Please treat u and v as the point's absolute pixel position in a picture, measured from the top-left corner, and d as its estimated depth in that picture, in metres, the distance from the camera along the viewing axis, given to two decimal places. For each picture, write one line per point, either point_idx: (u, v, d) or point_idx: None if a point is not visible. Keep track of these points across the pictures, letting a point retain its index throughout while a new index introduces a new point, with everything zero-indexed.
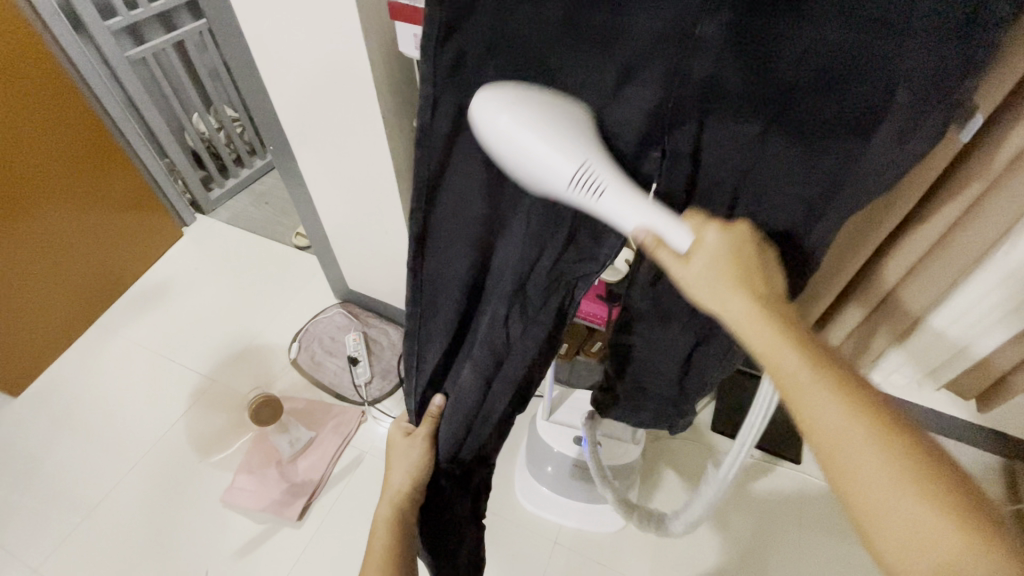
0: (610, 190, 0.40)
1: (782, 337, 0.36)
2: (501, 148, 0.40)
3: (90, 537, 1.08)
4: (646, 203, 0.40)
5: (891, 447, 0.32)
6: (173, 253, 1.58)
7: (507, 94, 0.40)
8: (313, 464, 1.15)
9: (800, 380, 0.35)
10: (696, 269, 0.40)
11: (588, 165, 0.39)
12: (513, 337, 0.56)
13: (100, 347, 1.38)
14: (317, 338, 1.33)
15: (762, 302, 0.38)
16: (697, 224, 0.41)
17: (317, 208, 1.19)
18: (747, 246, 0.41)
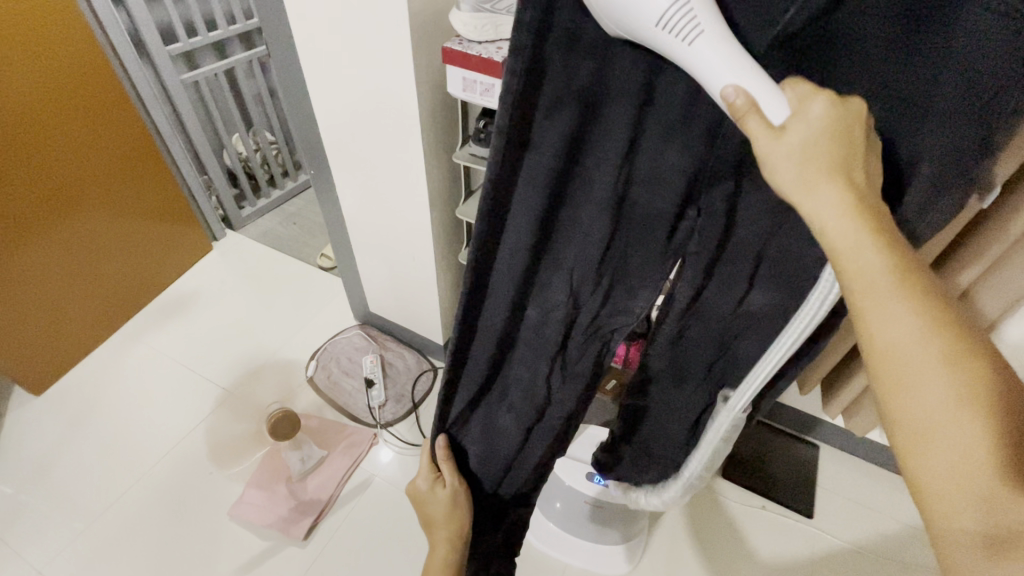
0: (707, 34, 0.31)
1: (872, 240, 0.30)
2: None
3: (92, 546, 1.07)
4: (744, 58, 0.32)
5: (953, 364, 0.30)
6: (202, 265, 1.63)
7: None
8: (323, 483, 1.15)
9: (878, 285, 0.30)
10: (788, 144, 0.31)
11: (691, 3, 0.31)
12: (553, 389, 0.63)
13: (124, 352, 1.41)
14: (335, 357, 1.36)
15: (858, 196, 0.31)
16: (802, 92, 0.32)
17: (349, 231, 1.23)
18: (856, 127, 0.32)
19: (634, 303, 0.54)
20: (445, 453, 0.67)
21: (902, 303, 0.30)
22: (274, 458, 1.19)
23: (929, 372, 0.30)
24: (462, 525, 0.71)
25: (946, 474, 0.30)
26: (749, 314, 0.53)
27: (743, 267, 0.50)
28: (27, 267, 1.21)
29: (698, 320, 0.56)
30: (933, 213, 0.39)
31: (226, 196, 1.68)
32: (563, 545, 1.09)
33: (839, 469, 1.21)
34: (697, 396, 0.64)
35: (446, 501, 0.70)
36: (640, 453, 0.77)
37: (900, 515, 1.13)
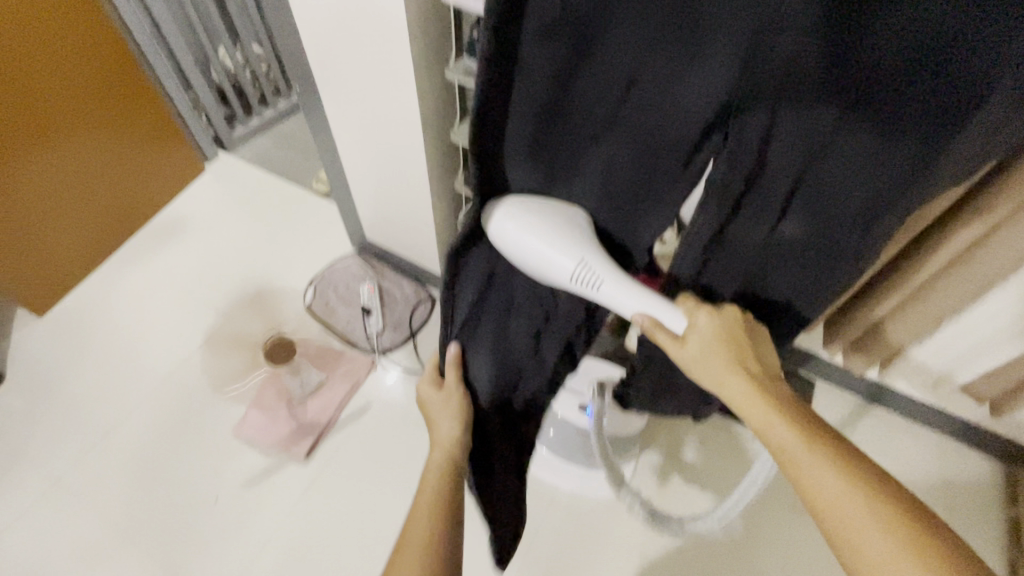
0: (605, 285, 0.57)
1: (776, 415, 0.51)
2: (507, 243, 0.56)
3: (105, 460, 1.12)
4: (641, 295, 0.58)
5: (873, 502, 0.45)
6: (195, 188, 1.58)
7: (513, 206, 0.55)
8: (323, 406, 1.18)
9: (796, 453, 0.49)
10: (690, 347, 0.57)
11: (586, 261, 0.56)
12: (561, 301, 0.67)
13: (122, 275, 1.40)
14: (332, 285, 1.33)
15: (751, 378, 0.54)
16: (690, 309, 0.59)
17: (341, 154, 1.17)
18: (733, 329, 0.58)
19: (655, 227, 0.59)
20: (455, 359, 0.65)
21: (818, 460, 0.48)
22: (274, 382, 1.21)
23: (866, 525, 0.44)
24: (459, 429, 0.66)
25: None
26: (780, 240, 0.57)
27: (778, 194, 0.51)
28: (16, 187, 1.18)
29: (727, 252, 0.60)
30: (1008, 120, 0.42)
31: (216, 115, 1.59)
32: (554, 470, 1.13)
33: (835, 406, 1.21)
34: None
35: (441, 404, 0.67)
36: (657, 381, 0.78)
37: (892, 451, 1.14)
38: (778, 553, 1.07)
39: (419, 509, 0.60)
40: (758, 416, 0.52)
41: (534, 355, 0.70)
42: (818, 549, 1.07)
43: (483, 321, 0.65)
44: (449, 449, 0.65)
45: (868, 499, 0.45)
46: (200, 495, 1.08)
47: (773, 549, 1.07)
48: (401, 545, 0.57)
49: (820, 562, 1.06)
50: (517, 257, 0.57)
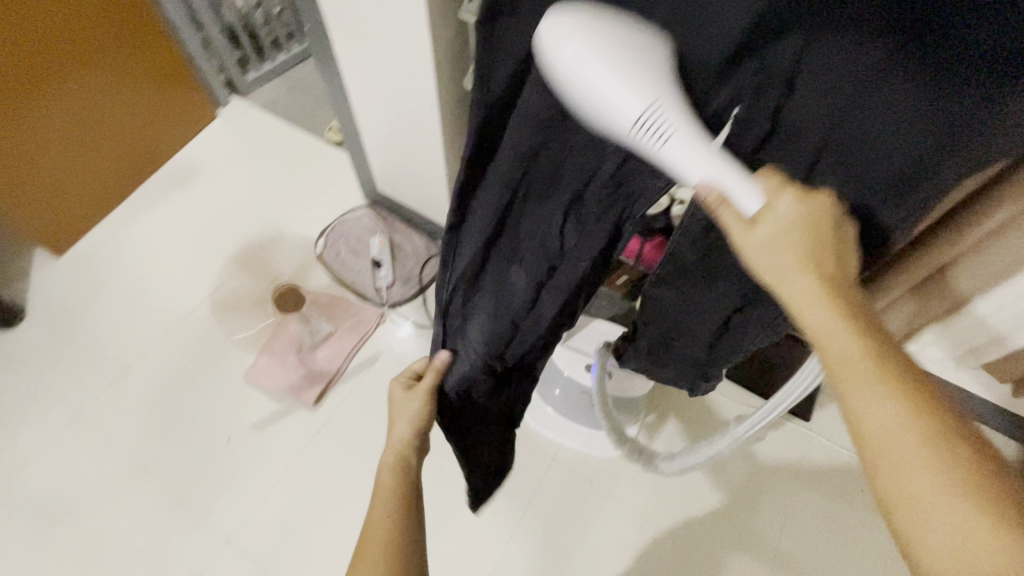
0: (677, 137, 0.38)
1: (842, 327, 0.39)
2: (562, 68, 0.38)
3: (123, 398, 1.15)
4: (718, 157, 0.39)
5: (939, 442, 0.36)
6: (208, 133, 1.56)
7: (576, 19, 0.37)
8: (332, 355, 1.20)
9: (856, 366, 0.38)
10: (760, 234, 0.41)
11: (659, 106, 0.37)
12: (566, 246, 0.54)
13: (136, 219, 1.41)
14: (343, 237, 1.32)
15: (825, 279, 0.40)
16: (773, 187, 0.41)
17: (353, 101, 1.13)
18: (820, 221, 0.41)
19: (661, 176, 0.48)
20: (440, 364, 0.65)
21: (878, 383, 0.37)
22: (285, 329, 1.23)
23: (916, 459, 0.36)
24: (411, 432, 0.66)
25: (941, 544, 0.35)
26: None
27: (800, 155, 0.41)
28: (25, 124, 1.17)
29: None
30: None
31: (228, 57, 1.54)
32: (559, 428, 1.14)
33: None
34: (736, 292, 0.57)
35: (407, 409, 0.67)
36: (657, 344, 0.73)
37: None
38: (778, 517, 1.08)
39: (375, 506, 0.63)
40: (815, 322, 0.40)
41: (529, 310, 0.59)
42: (817, 516, 1.08)
43: (486, 270, 0.58)
44: (398, 451, 0.66)
45: (929, 432, 0.36)
46: (212, 435, 1.11)
47: (773, 514, 1.08)
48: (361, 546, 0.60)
49: (819, 528, 1.07)
50: (564, 93, 0.39)
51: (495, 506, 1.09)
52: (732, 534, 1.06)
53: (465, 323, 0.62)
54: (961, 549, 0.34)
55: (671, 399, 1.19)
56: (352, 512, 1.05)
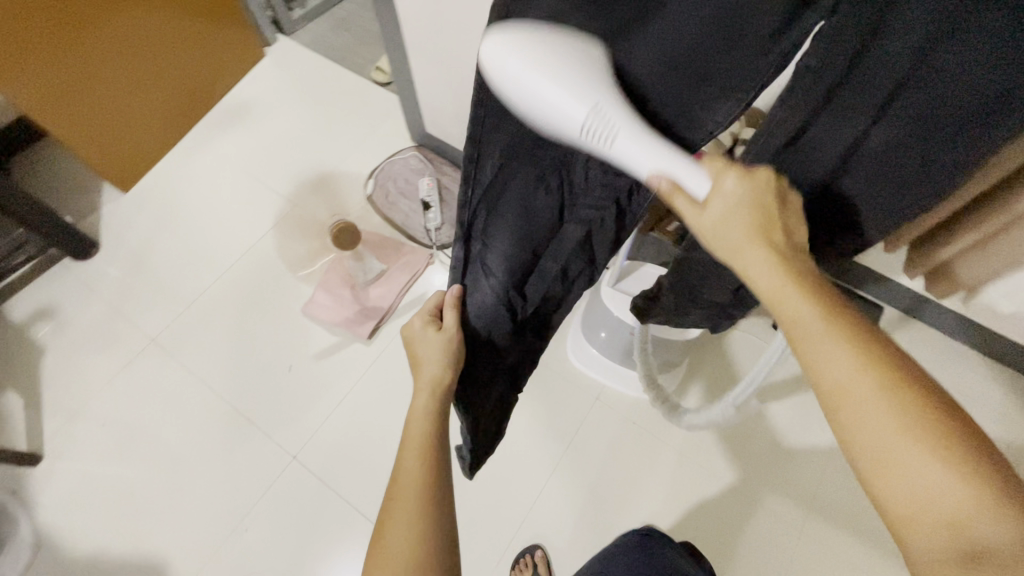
0: (620, 135, 0.44)
1: (794, 287, 0.42)
2: (511, 86, 0.43)
3: (192, 325, 1.23)
4: (664, 152, 0.45)
5: (896, 393, 0.37)
6: (256, 73, 1.57)
7: (519, 38, 0.42)
8: (384, 293, 1.24)
9: (808, 325, 0.41)
10: (713, 213, 0.46)
11: (601, 109, 0.43)
12: (585, 183, 0.57)
13: (192, 157, 1.45)
14: (392, 178, 1.33)
15: (775, 250, 0.44)
16: (718, 169, 0.46)
17: (406, 44, 1.09)
18: (765, 196, 0.46)
19: (714, 114, 0.47)
20: (455, 298, 0.64)
21: (837, 341, 0.39)
22: (339, 266, 1.26)
23: (880, 414, 0.37)
24: (448, 373, 0.62)
25: (919, 502, 0.36)
26: (858, 166, 0.47)
27: (862, 110, 0.42)
28: (87, 60, 1.19)
29: (788, 167, 0.49)
30: None
31: None
32: (604, 370, 1.17)
33: (905, 334, 1.17)
34: None
35: (436, 345, 0.63)
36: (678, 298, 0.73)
37: (955, 379, 1.12)
38: (818, 461, 1.10)
39: (407, 459, 0.56)
40: (768, 288, 0.44)
41: (549, 239, 0.61)
42: None
43: (505, 197, 0.58)
44: (434, 392, 0.60)
45: (887, 385, 0.38)
46: (275, 362, 1.19)
47: (814, 457, 1.10)
48: (393, 490, 0.54)
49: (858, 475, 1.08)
50: (513, 97, 0.44)
51: (538, 440, 1.14)
52: (768, 477, 1.09)
53: (479, 255, 0.61)
54: (926, 497, 0.35)
55: (708, 354, 1.20)
56: None
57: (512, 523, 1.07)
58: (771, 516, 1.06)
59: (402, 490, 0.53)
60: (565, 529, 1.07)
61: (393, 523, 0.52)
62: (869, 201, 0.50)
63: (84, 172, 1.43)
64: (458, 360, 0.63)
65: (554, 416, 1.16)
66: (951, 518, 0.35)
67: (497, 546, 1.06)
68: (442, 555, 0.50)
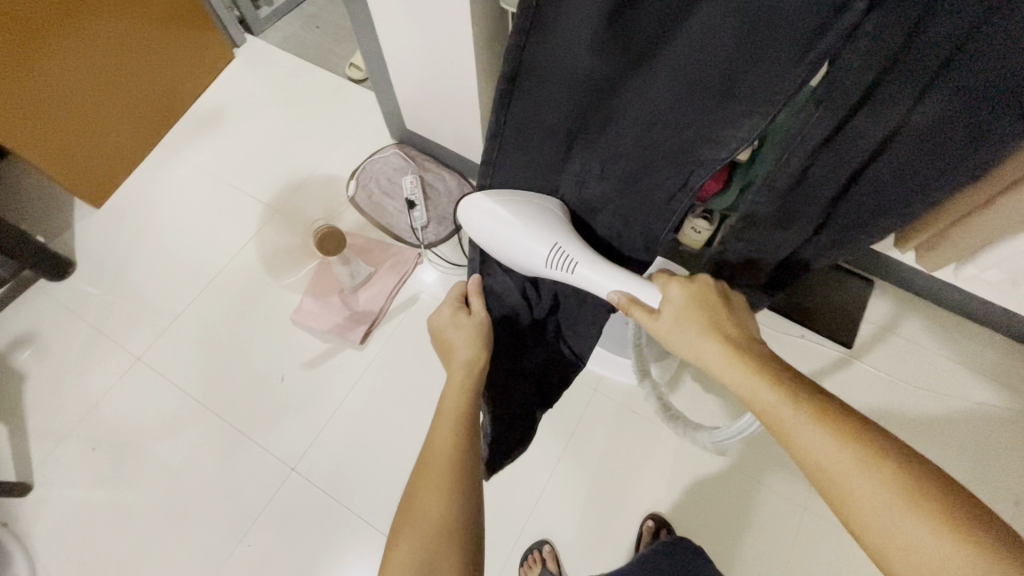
0: (578, 264, 0.63)
1: (757, 375, 0.46)
2: (494, 237, 0.66)
3: (177, 340, 1.20)
4: (612, 277, 0.62)
5: (880, 468, 0.39)
6: (226, 77, 1.52)
7: (493, 205, 0.66)
8: (373, 297, 1.21)
9: (781, 411, 0.44)
10: (666, 319, 0.56)
11: (560, 247, 0.64)
12: (614, 192, 0.64)
13: (166, 167, 1.40)
14: (374, 178, 1.30)
15: (726, 340, 0.51)
16: (664, 283, 0.59)
17: (380, 39, 1.05)
18: (709, 295, 0.55)
19: (730, 135, 0.51)
20: (477, 288, 0.71)
21: (811, 424, 0.42)
22: (325, 271, 1.24)
23: (870, 495, 0.39)
24: (479, 354, 0.65)
25: None
26: (901, 143, 0.51)
27: (900, 97, 0.46)
28: (50, 73, 1.14)
29: (829, 153, 0.54)
30: None
31: None
32: (601, 360, 1.16)
33: (895, 306, 1.18)
34: (801, 232, 0.66)
35: (466, 328, 0.67)
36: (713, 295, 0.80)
37: (945, 348, 1.13)
38: None
39: (440, 427, 0.58)
40: (737, 379, 0.48)
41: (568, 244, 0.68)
42: None
43: None
44: (465, 368, 0.63)
45: (864, 456, 0.40)
46: (267, 373, 1.16)
47: None
48: (424, 464, 0.55)
49: None
50: (497, 247, 0.67)
51: (539, 435, 1.13)
52: (770, 457, 1.09)
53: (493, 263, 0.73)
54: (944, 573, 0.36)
55: None
56: (405, 443, 1.10)
57: (518, 520, 1.07)
58: (774, 495, 1.07)
59: (435, 456, 0.55)
60: (573, 522, 1.06)
61: (426, 486, 0.53)
62: (917, 172, 0.53)
63: (54, 189, 1.38)
64: (487, 342, 0.67)
65: (553, 411, 1.15)
66: None
67: (505, 544, 1.06)
68: (472, 513, 0.52)
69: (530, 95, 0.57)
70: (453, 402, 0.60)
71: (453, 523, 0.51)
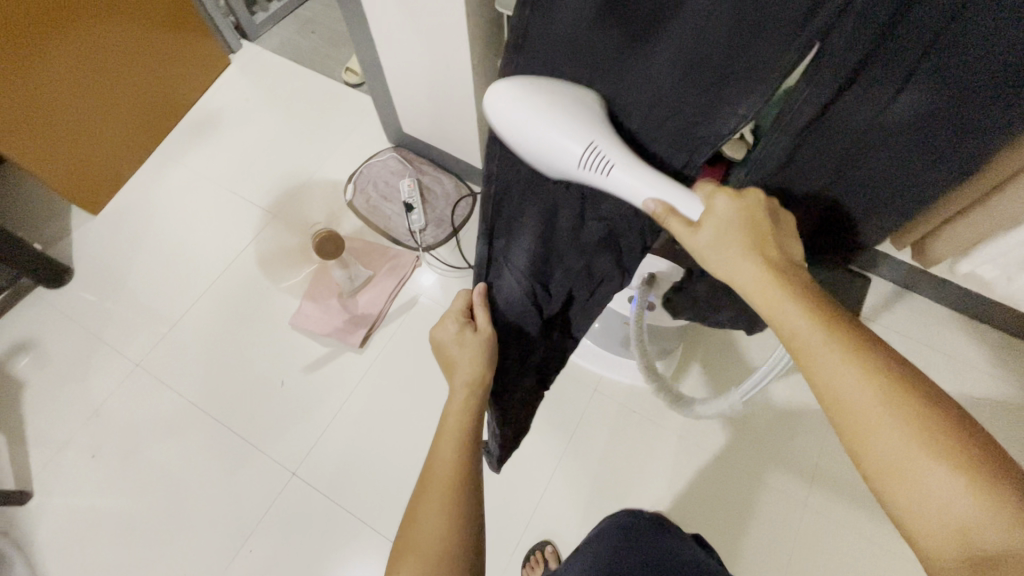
0: (616, 167, 0.52)
1: (791, 302, 0.45)
2: (518, 129, 0.53)
3: (176, 345, 1.20)
4: (651, 181, 0.51)
5: (898, 400, 0.39)
6: (223, 82, 1.53)
7: (518, 91, 0.53)
8: (372, 300, 1.22)
9: (807, 338, 0.43)
10: (703, 239, 0.50)
11: (596, 146, 0.51)
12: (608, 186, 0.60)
13: (163, 173, 1.40)
14: (372, 181, 1.31)
15: (769, 266, 0.47)
16: (706, 195, 0.51)
17: (376, 44, 1.06)
18: (757, 211, 0.50)
19: (733, 115, 0.49)
20: (482, 299, 0.66)
21: (837, 351, 0.42)
22: (324, 275, 1.24)
23: (885, 427, 0.39)
24: (483, 375, 0.62)
25: (931, 507, 0.37)
26: (887, 133, 0.50)
27: (887, 85, 0.45)
28: (46, 82, 1.14)
29: (817, 141, 0.52)
30: None
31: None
32: (601, 361, 1.16)
33: (891, 302, 1.18)
34: (796, 229, 0.64)
35: (470, 345, 0.64)
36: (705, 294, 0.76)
37: (941, 344, 1.14)
38: (817, 434, 1.11)
39: (442, 447, 0.58)
40: (765, 303, 0.46)
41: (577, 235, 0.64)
42: None
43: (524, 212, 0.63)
44: (469, 390, 0.61)
45: (886, 389, 0.40)
46: (266, 378, 1.16)
47: (812, 431, 1.11)
48: (425, 484, 0.56)
49: None
50: (521, 144, 0.54)
51: (540, 436, 1.13)
52: (771, 454, 1.10)
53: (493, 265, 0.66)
54: (940, 503, 0.37)
55: (701, 340, 1.20)
56: (406, 446, 1.10)
57: (520, 521, 1.07)
58: (775, 492, 1.07)
59: (436, 479, 0.55)
60: (574, 522, 1.06)
61: (425, 509, 0.54)
62: (905, 161, 0.52)
63: (51, 196, 1.38)
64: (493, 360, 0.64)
65: (554, 412, 1.15)
66: (966, 522, 0.36)
67: (507, 545, 1.06)
68: (471, 536, 0.53)
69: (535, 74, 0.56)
70: (455, 423, 0.60)
71: (452, 548, 0.51)
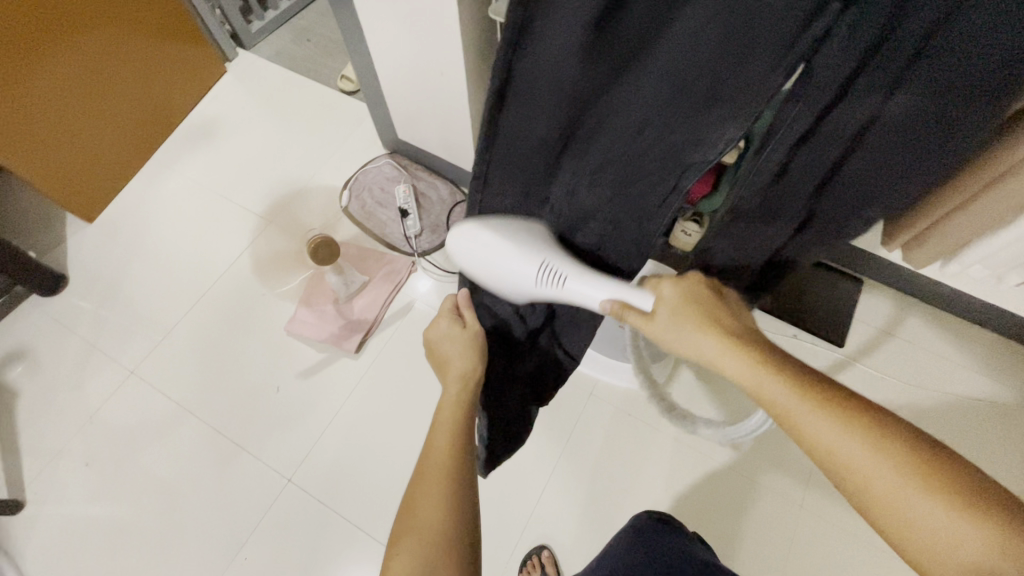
0: (569, 279, 0.63)
1: (760, 368, 0.47)
2: (484, 261, 0.66)
3: (171, 352, 1.20)
4: (603, 284, 0.62)
5: (890, 453, 0.40)
6: (219, 90, 1.53)
7: (476, 227, 0.66)
8: (368, 305, 1.22)
9: (788, 401, 0.45)
10: (660, 320, 0.57)
11: (549, 263, 0.63)
12: (601, 201, 0.63)
13: (159, 181, 1.41)
14: (367, 188, 1.31)
15: (727, 337, 0.51)
16: (654, 287, 0.59)
17: (371, 51, 1.07)
18: (701, 292, 0.57)
19: (721, 135, 0.51)
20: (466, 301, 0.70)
21: (816, 412, 0.43)
22: (320, 280, 1.24)
23: (883, 482, 0.40)
24: (474, 366, 0.65)
25: (950, 556, 0.37)
26: (877, 135, 0.51)
27: (876, 95, 0.47)
28: (42, 92, 1.15)
29: (809, 150, 0.54)
30: None
31: (230, 8, 1.48)
32: (596, 364, 1.17)
33: (884, 303, 1.19)
34: (786, 226, 0.66)
35: (460, 339, 0.67)
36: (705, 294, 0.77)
37: (934, 344, 1.15)
38: None
39: (438, 436, 0.58)
40: (741, 372, 0.48)
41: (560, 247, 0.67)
42: None
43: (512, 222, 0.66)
44: (462, 379, 0.63)
45: (874, 444, 0.41)
46: (261, 384, 1.16)
47: None
48: (422, 475, 0.55)
49: None
50: (487, 271, 0.66)
51: (536, 440, 1.13)
52: (768, 456, 1.10)
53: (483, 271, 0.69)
54: (955, 552, 0.37)
55: None
56: (402, 451, 1.09)
57: (516, 526, 1.07)
58: (771, 493, 1.07)
59: (431, 466, 0.55)
60: (570, 527, 1.06)
61: (425, 497, 0.53)
62: (894, 160, 0.54)
63: (46, 204, 1.38)
64: (482, 355, 0.67)
65: (549, 416, 1.15)
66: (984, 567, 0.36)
67: (504, 550, 1.05)
68: (470, 522, 0.53)
69: (516, 111, 0.55)
70: (451, 411, 0.61)
71: (450, 531, 0.51)
